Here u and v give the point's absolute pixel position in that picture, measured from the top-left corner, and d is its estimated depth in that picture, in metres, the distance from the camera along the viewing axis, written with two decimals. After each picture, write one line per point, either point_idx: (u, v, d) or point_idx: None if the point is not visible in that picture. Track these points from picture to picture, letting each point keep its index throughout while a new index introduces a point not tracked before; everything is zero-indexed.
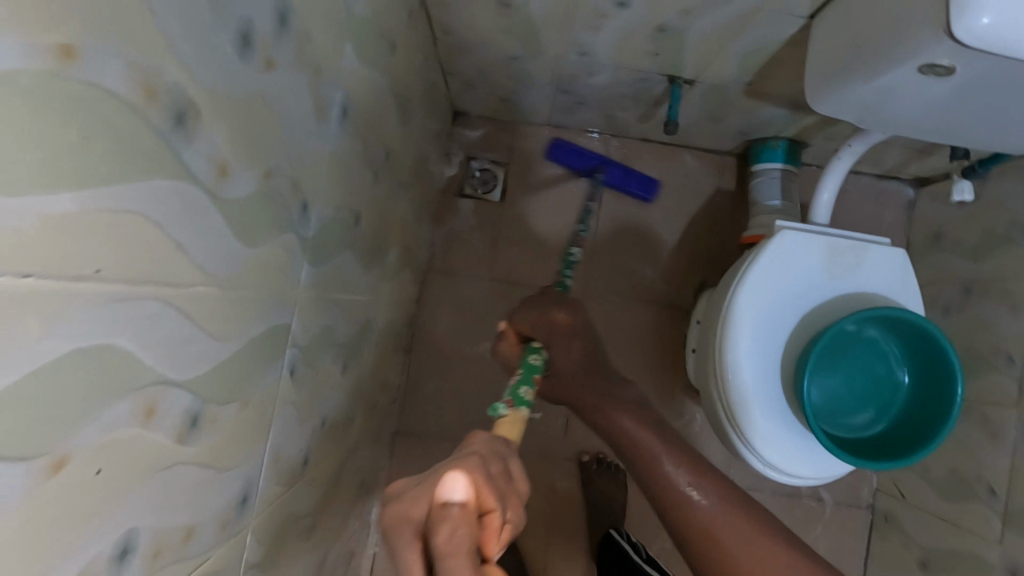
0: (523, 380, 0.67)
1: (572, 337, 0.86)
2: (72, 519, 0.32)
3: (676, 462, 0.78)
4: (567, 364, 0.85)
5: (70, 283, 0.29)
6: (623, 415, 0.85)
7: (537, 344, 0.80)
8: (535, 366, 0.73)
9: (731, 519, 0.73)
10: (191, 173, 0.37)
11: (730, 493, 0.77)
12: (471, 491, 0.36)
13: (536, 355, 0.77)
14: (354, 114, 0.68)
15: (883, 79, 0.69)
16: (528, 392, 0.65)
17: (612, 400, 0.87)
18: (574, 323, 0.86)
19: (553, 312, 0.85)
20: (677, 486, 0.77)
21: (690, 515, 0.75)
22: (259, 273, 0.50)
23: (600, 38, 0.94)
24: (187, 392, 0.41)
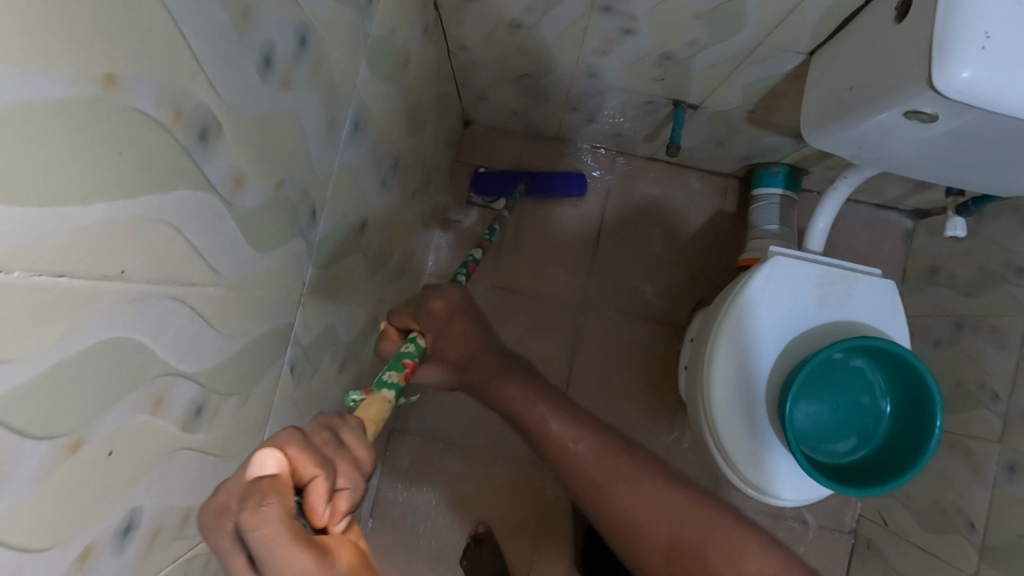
0: (389, 368, 0.66)
1: (453, 324, 0.79)
2: (85, 495, 0.35)
3: (563, 421, 0.72)
4: (451, 350, 0.78)
5: (99, 283, 0.32)
6: (508, 384, 0.76)
7: (416, 334, 0.75)
8: (408, 353, 0.70)
9: (620, 470, 0.68)
10: (212, 185, 0.40)
11: (618, 441, 0.71)
12: (284, 462, 0.35)
13: (412, 344, 0.73)
14: (365, 126, 0.72)
15: (873, 121, 0.72)
16: (394, 377, 0.63)
17: (501, 373, 0.77)
18: (453, 311, 0.79)
19: (433, 301, 0.79)
20: (567, 446, 0.70)
21: (579, 472, 0.69)
22: (265, 278, 0.53)
23: (608, 62, 0.97)
24: (194, 383, 0.45)
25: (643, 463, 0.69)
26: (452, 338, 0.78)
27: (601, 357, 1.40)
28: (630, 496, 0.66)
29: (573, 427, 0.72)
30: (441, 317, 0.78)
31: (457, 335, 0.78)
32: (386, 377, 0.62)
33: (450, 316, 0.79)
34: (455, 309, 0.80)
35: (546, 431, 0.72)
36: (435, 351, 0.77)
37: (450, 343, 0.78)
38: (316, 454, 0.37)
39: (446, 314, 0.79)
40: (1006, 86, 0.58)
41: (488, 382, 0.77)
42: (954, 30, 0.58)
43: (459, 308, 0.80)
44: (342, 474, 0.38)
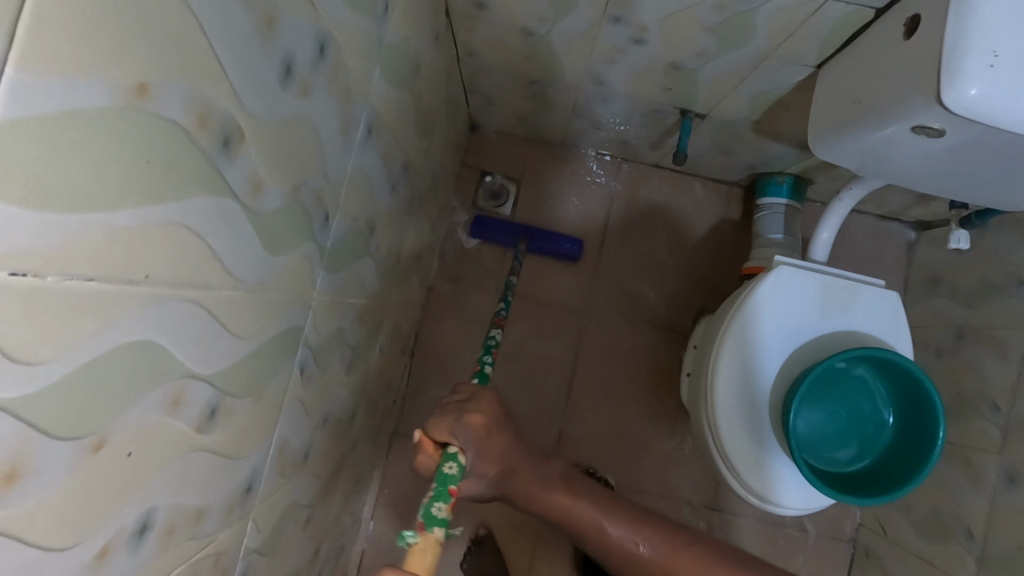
0: (435, 494, 0.62)
1: (494, 436, 0.80)
2: (106, 494, 0.36)
3: (619, 526, 0.80)
4: (495, 463, 0.80)
5: (126, 285, 0.33)
6: (556, 493, 0.84)
7: (454, 450, 0.69)
8: (450, 477, 0.65)
9: (687, 561, 0.76)
10: (232, 190, 0.41)
11: (676, 534, 0.79)
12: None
13: (451, 462, 0.67)
14: (377, 132, 0.72)
15: (880, 133, 0.73)
16: (442, 511, 0.60)
17: (545, 484, 0.84)
18: (493, 420, 0.80)
19: (470, 414, 0.77)
20: (629, 548, 0.79)
21: (649, 571, 0.77)
22: (278, 282, 0.53)
23: (616, 70, 0.98)
24: (210, 385, 0.45)
25: (705, 550, 0.77)
26: (491, 453, 0.79)
27: (603, 362, 1.41)
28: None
29: (631, 529, 0.80)
30: (481, 434, 0.78)
31: (498, 450, 0.80)
32: (433, 510, 0.59)
33: (489, 430, 0.79)
34: (493, 420, 0.79)
35: (609, 540, 0.80)
36: (474, 468, 0.77)
37: (490, 459, 0.79)
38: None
39: (485, 426, 0.78)
40: (1013, 103, 0.59)
41: (534, 491, 0.83)
42: (962, 47, 0.59)
43: (494, 418, 0.80)
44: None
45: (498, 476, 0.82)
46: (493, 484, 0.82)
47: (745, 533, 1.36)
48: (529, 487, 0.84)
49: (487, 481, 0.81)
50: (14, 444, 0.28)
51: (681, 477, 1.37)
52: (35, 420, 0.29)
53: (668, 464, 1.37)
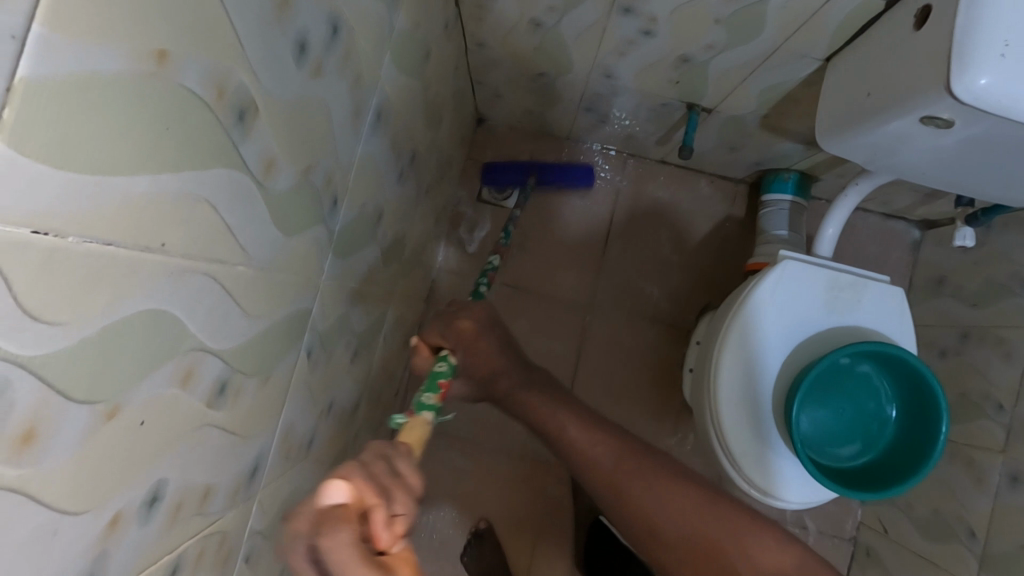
0: (425, 388, 0.65)
1: (482, 341, 0.81)
2: (119, 463, 0.36)
3: (578, 426, 0.80)
4: (481, 365, 0.82)
5: (141, 253, 0.33)
6: (531, 393, 0.84)
7: (446, 353, 0.74)
8: (440, 373, 0.69)
9: (635, 471, 0.76)
10: (246, 166, 0.41)
11: (633, 444, 0.79)
12: (350, 493, 0.38)
13: (443, 362, 0.71)
14: (387, 118, 0.73)
15: (889, 127, 0.73)
16: (432, 399, 0.63)
17: (523, 386, 0.85)
18: (480, 328, 0.81)
19: (460, 320, 0.79)
20: (582, 449, 0.79)
21: (597, 472, 0.78)
22: (288, 261, 0.53)
23: (625, 63, 0.98)
24: (220, 361, 0.46)
25: (658, 464, 0.77)
26: (479, 357, 0.81)
27: (606, 357, 1.41)
28: (644, 492, 0.74)
29: (589, 432, 0.80)
30: (469, 338, 0.79)
31: (484, 356, 0.82)
32: (423, 399, 0.62)
33: (478, 334, 0.81)
34: (483, 326, 0.81)
35: (564, 435, 0.80)
36: (464, 370, 0.81)
37: (479, 357, 0.82)
38: (375, 486, 0.40)
39: (475, 332, 0.80)
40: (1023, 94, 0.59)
41: (513, 392, 0.85)
42: (972, 37, 0.59)
43: (485, 324, 0.82)
44: (398, 503, 0.41)
45: (483, 377, 0.83)
46: (478, 386, 0.84)
47: None
48: (511, 390, 0.85)
49: (473, 382, 0.83)
50: (31, 405, 0.28)
51: None
52: (50, 381, 0.29)
53: (670, 460, 1.37)
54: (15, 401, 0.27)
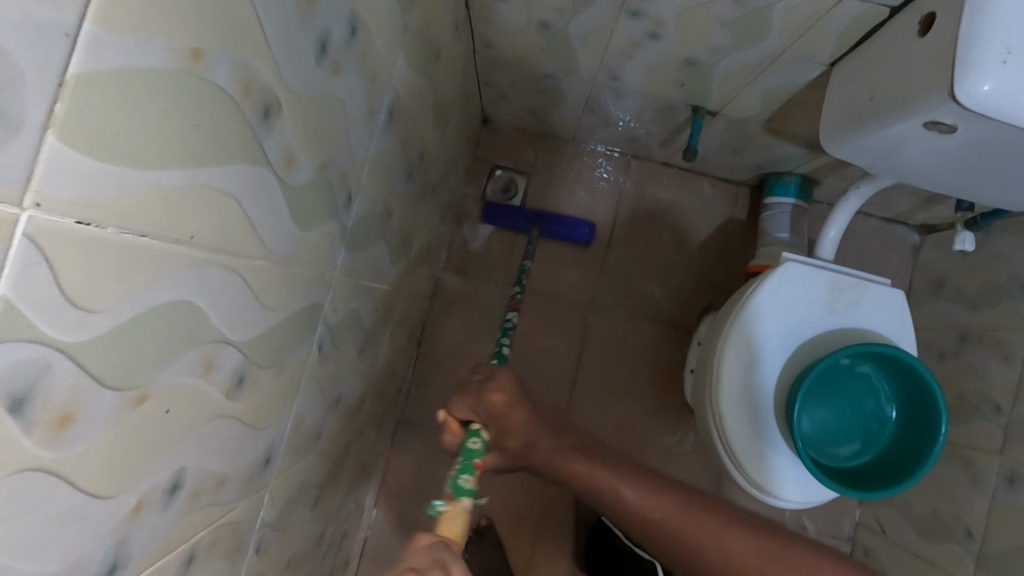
0: (462, 469, 0.70)
1: (514, 413, 0.83)
2: (145, 448, 0.37)
3: (630, 486, 0.76)
4: (515, 439, 0.82)
5: (172, 245, 0.34)
6: (571, 457, 0.81)
7: (477, 427, 0.77)
8: (475, 451, 0.73)
9: (700, 523, 0.71)
10: (267, 161, 0.42)
11: (692, 496, 0.74)
12: (404, 570, 0.49)
13: (477, 438, 0.75)
14: (398, 118, 0.74)
15: (892, 130, 0.74)
16: (468, 482, 0.68)
17: (563, 452, 0.82)
18: (511, 400, 0.83)
19: (490, 394, 0.83)
20: (643, 512, 0.74)
21: (659, 534, 0.72)
22: (304, 257, 0.54)
23: (631, 65, 0.99)
24: (239, 352, 0.47)
25: (722, 514, 0.72)
26: (512, 432, 0.82)
27: (608, 357, 1.42)
28: (714, 544, 0.69)
29: (644, 490, 0.75)
30: (501, 411, 0.82)
31: (519, 426, 0.82)
32: (461, 481, 0.68)
33: (508, 408, 0.83)
34: (514, 399, 0.83)
35: (617, 499, 0.75)
36: (495, 443, 0.82)
37: (511, 429, 0.82)
38: (429, 561, 0.50)
39: (505, 404, 0.83)
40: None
41: (552, 459, 0.82)
42: (976, 42, 0.60)
43: (516, 397, 0.84)
44: (452, 569, 0.50)
45: (517, 450, 0.83)
46: (513, 459, 0.84)
47: None
48: (552, 457, 0.82)
49: (508, 455, 0.83)
50: (69, 387, 0.29)
51: (683, 473, 1.38)
52: (87, 365, 0.30)
53: (671, 459, 1.38)
54: (56, 383, 0.28)
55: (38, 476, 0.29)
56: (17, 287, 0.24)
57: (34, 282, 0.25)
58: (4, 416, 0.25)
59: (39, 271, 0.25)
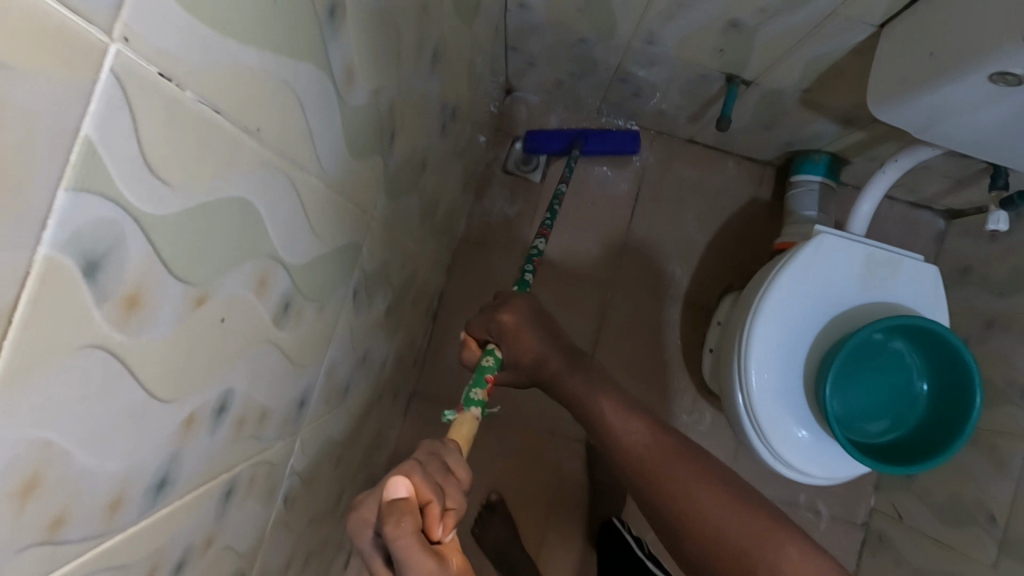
0: (473, 383, 0.69)
1: (521, 333, 0.80)
2: (200, 359, 0.35)
3: (613, 405, 0.76)
4: (524, 354, 0.81)
5: (242, 134, 0.31)
6: (574, 376, 0.80)
7: (492, 346, 0.79)
8: (488, 368, 0.73)
9: (674, 465, 0.70)
10: (330, 68, 0.40)
11: (671, 438, 0.73)
12: (412, 488, 0.44)
13: (489, 358, 0.75)
14: (440, 63, 0.72)
15: (958, 88, 0.74)
16: (479, 395, 0.68)
17: (573, 374, 0.80)
18: (522, 321, 0.81)
19: (501, 313, 0.81)
20: (709, 515, 0.66)
21: (631, 461, 0.73)
22: (351, 186, 0.52)
23: (670, 28, 0.97)
24: (289, 276, 0.45)
25: (695, 461, 0.71)
26: (521, 347, 0.80)
27: (626, 334, 1.40)
28: (680, 487, 0.69)
29: (624, 415, 0.75)
30: (510, 329, 0.81)
31: (524, 345, 0.80)
32: (471, 393, 0.67)
33: (518, 327, 0.81)
34: (524, 318, 0.81)
35: (602, 419, 0.76)
36: (509, 358, 0.81)
37: (522, 348, 0.81)
38: (432, 483, 0.46)
39: (515, 325, 0.81)
40: None
41: (559, 373, 0.80)
42: None
43: (527, 316, 0.82)
44: (449, 495, 0.48)
45: (529, 366, 0.82)
46: (525, 373, 0.84)
47: None
48: (559, 379, 0.81)
49: (515, 370, 0.84)
50: (140, 267, 0.27)
51: None
52: (158, 247, 0.28)
53: (685, 439, 1.37)
54: (129, 258, 0.26)
55: (106, 360, 0.27)
56: (101, 132, 0.22)
57: (116, 130, 0.23)
58: (80, 280, 0.23)
59: (123, 119, 0.23)
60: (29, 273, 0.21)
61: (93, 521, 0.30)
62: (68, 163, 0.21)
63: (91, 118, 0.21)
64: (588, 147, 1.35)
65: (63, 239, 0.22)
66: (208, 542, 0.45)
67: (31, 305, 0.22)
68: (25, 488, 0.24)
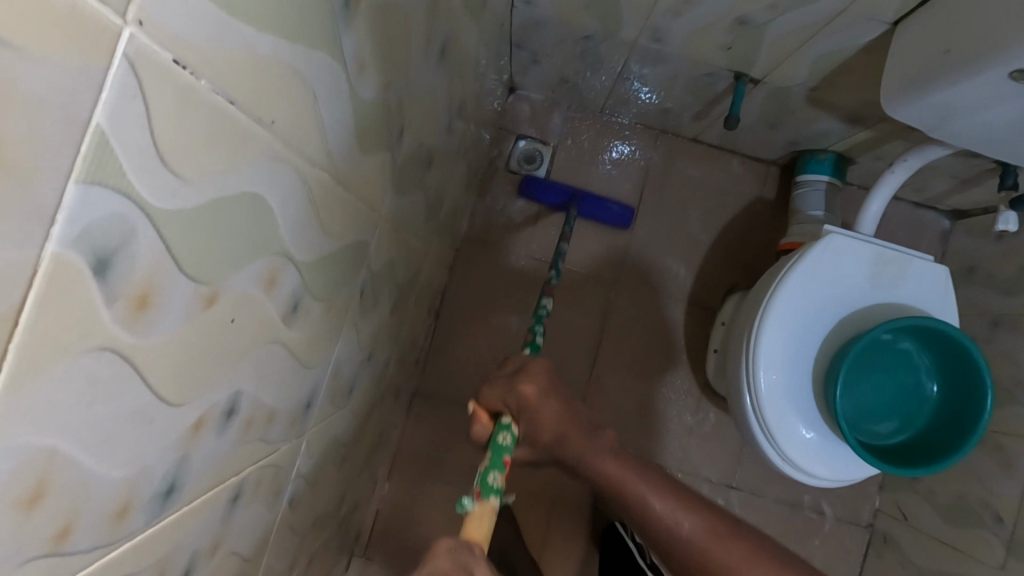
0: (490, 465, 0.63)
1: (542, 408, 0.72)
2: (208, 361, 0.34)
3: (657, 493, 0.67)
4: (544, 432, 0.72)
5: (254, 126, 0.30)
6: (603, 456, 0.71)
7: (507, 419, 0.70)
8: (504, 448, 0.66)
9: (740, 553, 0.63)
10: (341, 58, 0.39)
11: (723, 519, 0.66)
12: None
13: (505, 433, 0.68)
14: (447, 58, 0.70)
15: (971, 87, 0.74)
16: (497, 480, 0.61)
17: (595, 449, 0.72)
18: (543, 393, 0.73)
19: (522, 384, 0.72)
20: None
21: (695, 560, 0.64)
22: (360, 181, 0.51)
23: (677, 24, 0.96)
24: (297, 275, 0.43)
25: (754, 539, 0.64)
26: (543, 423, 0.71)
27: (629, 334, 1.39)
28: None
29: (674, 503, 0.67)
30: (531, 403, 0.71)
31: (547, 418, 0.72)
32: (489, 478, 0.61)
33: (539, 400, 0.72)
34: (545, 389, 0.73)
35: (644, 513, 0.67)
36: (526, 436, 0.72)
37: (542, 423, 0.72)
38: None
39: (538, 395, 0.72)
40: None
41: (583, 456, 0.71)
42: None
43: (548, 388, 0.73)
44: None
45: (549, 443, 0.73)
46: (545, 453, 0.74)
47: (762, 512, 1.34)
48: (579, 455, 0.72)
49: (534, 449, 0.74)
50: (151, 264, 0.25)
51: (701, 454, 1.36)
52: (168, 243, 0.26)
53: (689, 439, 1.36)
54: (140, 255, 0.24)
55: (115, 362, 0.25)
56: (114, 121, 0.21)
57: (128, 119, 0.21)
58: (90, 278, 0.22)
59: (136, 108, 0.21)
60: (38, 271, 0.20)
61: (99, 533, 0.29)
62: (79, 155, 0.20)
63: (104, 105, 0.20)
64: (584, 206, 1.34)
65: (75, 234, 0.20)
66: (214, 548, 0.44)
67: (40, 304, 0.20)
68: (30, 497, 0.23)
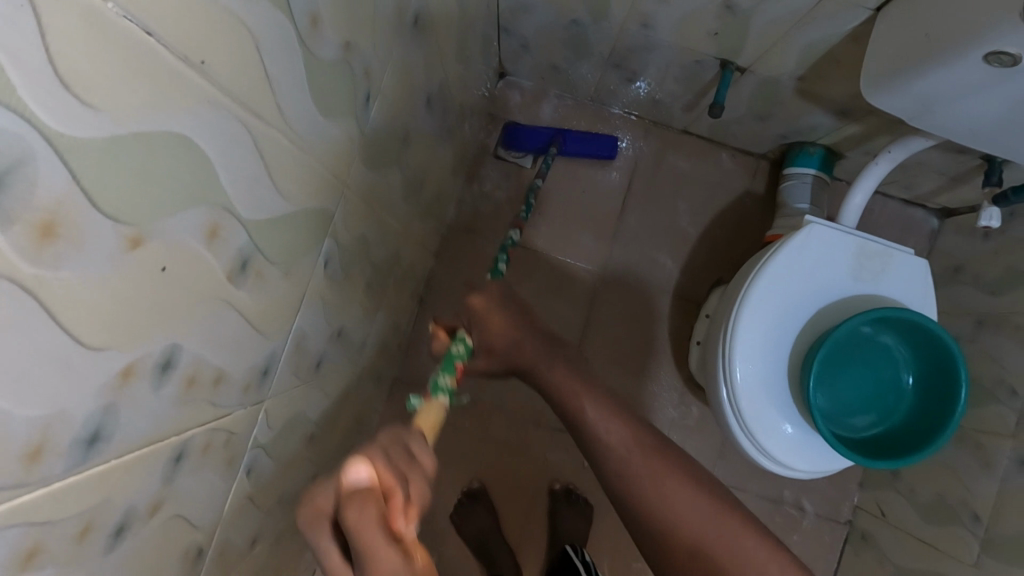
0: (441, 372, 0.66)
1: (491, 316, 0.77)
2: (138, 307, 0.33)
3: (563, 373, 0.74)
4: (496, 339, 0.77)
5: (181, 65, 0.30)
6: (553, 366, 0.75)
7: (462, 332, 0.74)
8: (456, 355, 0.69)
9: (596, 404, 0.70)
10: (290, 10, 0.38)
11: (650, 435, 0.68)
12: (373, 474, 0.42)
13: (460, 343, 0.72)
14: (423, 31, 0.69)
15: (952, 72, 0.73)
16: (447, 381, 0.64)
17: (547, 359, 0.75)
18: (493, 303, 0.79)
19: (471, 298, 0.79)
20: (599, 435, 0.68)
21: (611, 460, 0.66)
22: (319, 144, 0.50)
23: (665, 10, 0.96)
24: (246, 232, 0.42)
25: (673, 462, 0.65)
26: (494, 330, 0.77)
27: (615, 323, 1.38)
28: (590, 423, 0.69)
29: (566, 376, 0.74)
30: (480, 313, 0.78)
31: (496, 328, 0.77)
32: (439, 381, 0.63)
33: (487, 310, 0.78)
34: (495, 302, 0.79)
35: (583, 417, 0.70)
36: (481, 346, 0.77)
37: (493, 332, 0.77)
38: (395, 472, 0.44)
39: (486, 306, 0.78)
40: None
41: (537, 362, 0.75)
42: None
43: (498, 301, 0.79)
44: (412, 486, 0.45)
45: (503, 350, 0.77)
46: (501, 363, 0.78)
47: None
48: (533, 360, 0.76)
49: (492, 361, 0.79)
50: (53, 193, 0.25)
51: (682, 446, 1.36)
52: (77, 175, 0.26)
53: (670, 432, 1.35)
54: (38, 180, 0.24)
55: (16, 293, 0.25)
56: None
57: (14, 34, 0.21)
58: None
59: (24, 20, 0.21)
60: None
61: (8, 472, 0.28)
62: None
63: None
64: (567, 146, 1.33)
65: None
66: (155, 507, 0.44)
67: None
68: None
